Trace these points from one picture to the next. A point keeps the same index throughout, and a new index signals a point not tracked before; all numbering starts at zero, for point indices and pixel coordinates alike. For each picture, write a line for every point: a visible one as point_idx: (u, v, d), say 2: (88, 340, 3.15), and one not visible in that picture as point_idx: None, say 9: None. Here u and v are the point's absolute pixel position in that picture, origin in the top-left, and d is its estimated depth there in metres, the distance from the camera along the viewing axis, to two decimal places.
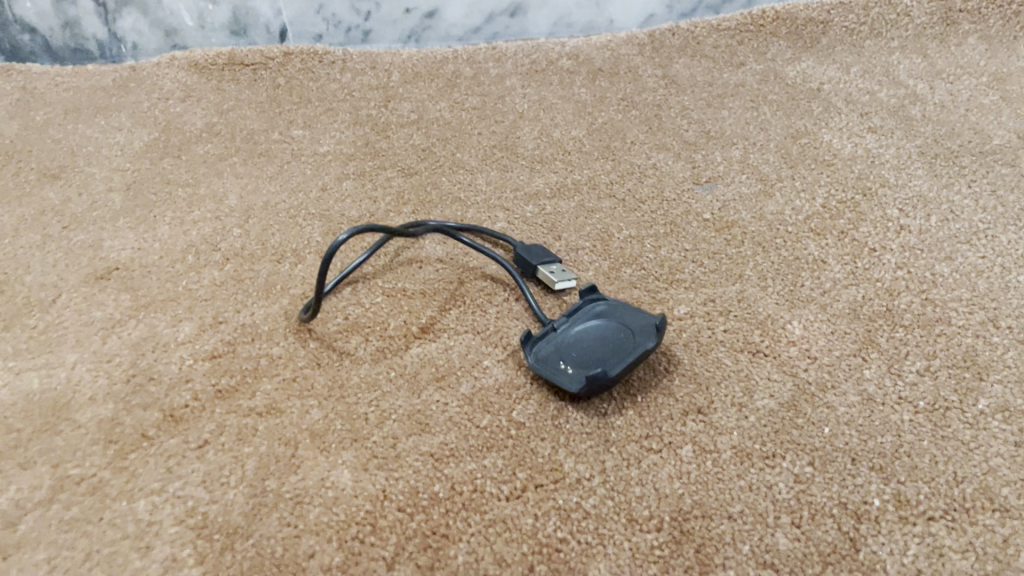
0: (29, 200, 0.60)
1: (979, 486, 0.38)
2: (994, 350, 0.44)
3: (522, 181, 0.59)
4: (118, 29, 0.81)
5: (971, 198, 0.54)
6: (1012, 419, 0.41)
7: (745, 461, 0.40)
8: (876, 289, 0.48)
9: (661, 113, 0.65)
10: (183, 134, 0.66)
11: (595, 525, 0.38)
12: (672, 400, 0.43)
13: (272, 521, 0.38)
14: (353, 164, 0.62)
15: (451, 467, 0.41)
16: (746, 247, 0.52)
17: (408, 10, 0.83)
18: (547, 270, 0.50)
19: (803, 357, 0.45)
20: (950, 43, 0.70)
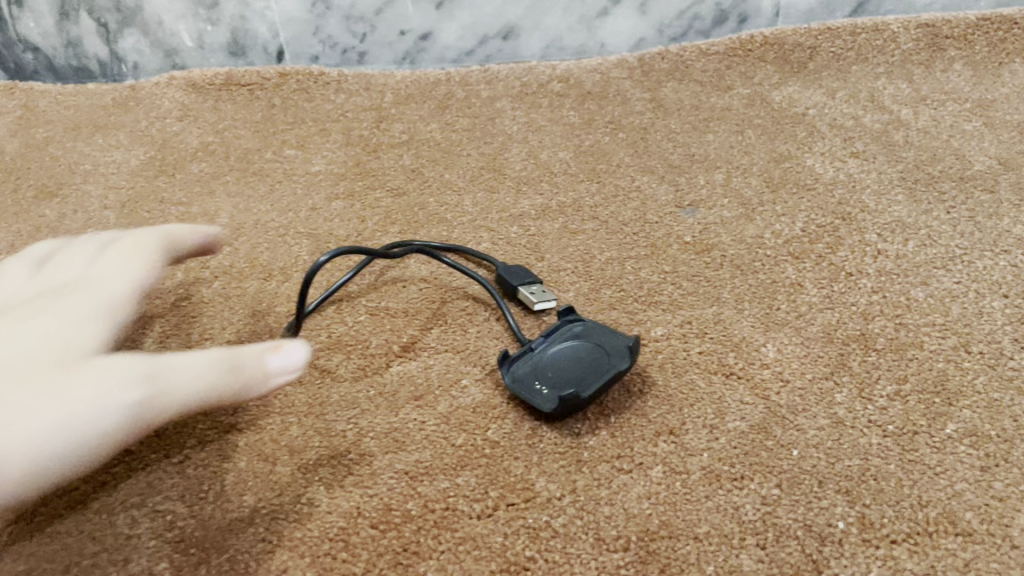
0: (26, 217, 0.61)
1: (943, 511, 0.38)
2: (965, 375, 0.45)
3: (508, 202, 0.60)
4: (119, 49, 0.83)
5: (949, 224, 0.54)
6: (979, 444, 0.41)
7: (713, 482, 0.41)
8: (851, 313, 0.49)
9: (647, 136, 0.66)
10: (179, 152, 0.68)
11: (563, 544, 0.38)
12: (645, 421, 0.44)
13: (247, 536, 0.39)
14: (343, 184, 0.63)
15: (425, 485, 0.41)
16: (725, 270, 0.53)
17: (403, 32, 0.84)
18: (527, 291, 0.51)
19: (775, 380, 0.46)
20: (936, 69, 0.71)
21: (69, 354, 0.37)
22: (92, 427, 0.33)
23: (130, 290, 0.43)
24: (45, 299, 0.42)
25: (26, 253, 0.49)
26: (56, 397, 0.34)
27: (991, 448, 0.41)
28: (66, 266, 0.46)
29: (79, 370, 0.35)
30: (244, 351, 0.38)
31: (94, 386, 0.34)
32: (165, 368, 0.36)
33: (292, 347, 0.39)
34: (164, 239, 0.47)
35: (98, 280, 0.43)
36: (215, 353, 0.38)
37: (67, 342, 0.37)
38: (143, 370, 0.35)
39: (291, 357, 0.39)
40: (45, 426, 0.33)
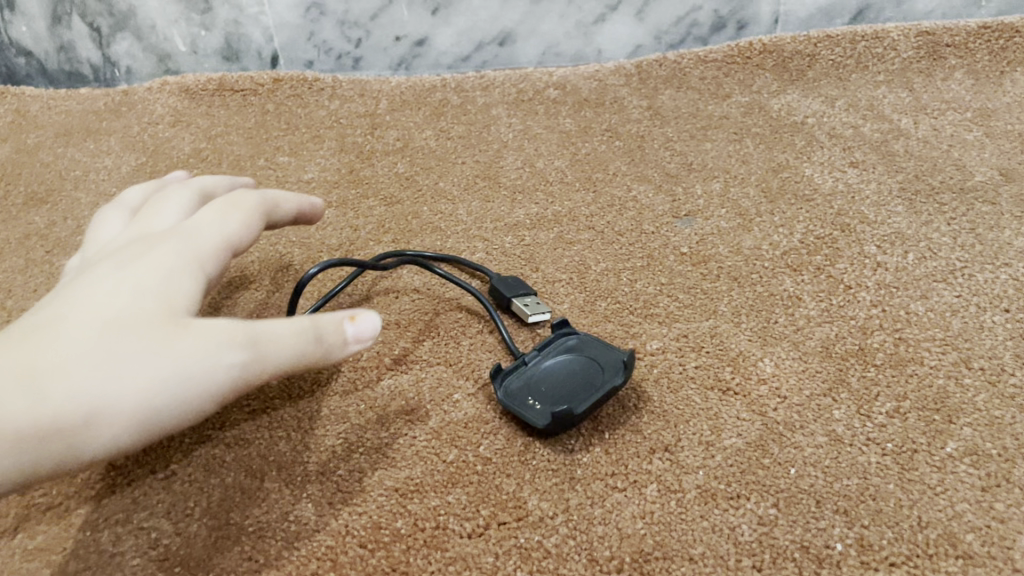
0: (15, 224, 0.60)
1: (944, 532, 0.38)
2: (965, 392, 0.44)
3: (502, 211, 0.60)
4: (112, 53, 0.82)
5: (949, 236, 0.54)
6: (980, 463, 0.41)
7: (709, 501, 0.40)
8: (850, 327, 0.48)
9: (644, 145, 0.65)
10: (171, 158, 0.67)
11: (555, 565, 0.37)
12: (640, 437, 0.43)
13: (233, 555, 0.38)
14: (336, 192, 0.62)
15: (415, 503, 0.41)
16: (722, 282, 0.52)
17: (399, 38, 0.83)
18: (521, 303, 0.50)
19: (772, 396, 0.45)
20: (936, 77, 0.70)
21: (158, 293, 0.33)
22: (189, 389, 0.31)
23: (223, 242, 0.39)
24: (131, 244, 0.38)
25: (124, 203, 0.48)
26: (151, 352, 0.31)
27: (992, 468, 0.40)
28: (152, 218, 0.42)
29: (172, 320, 0.32)
30: (331, 318, 0.35)
31: (191, 343, 0.31)
32: (261, 331, 0.33)
33: (371, 318, 0.36)
34: (254, 197, 0.43)
35: (188, 225, 0.39)
36: (306, 319, 0.35)
37: (157, 291, 0.34)
38: (239, 333, 0.32)
39: (367, 325, 0.36)
40: (142, 385, 0.30)
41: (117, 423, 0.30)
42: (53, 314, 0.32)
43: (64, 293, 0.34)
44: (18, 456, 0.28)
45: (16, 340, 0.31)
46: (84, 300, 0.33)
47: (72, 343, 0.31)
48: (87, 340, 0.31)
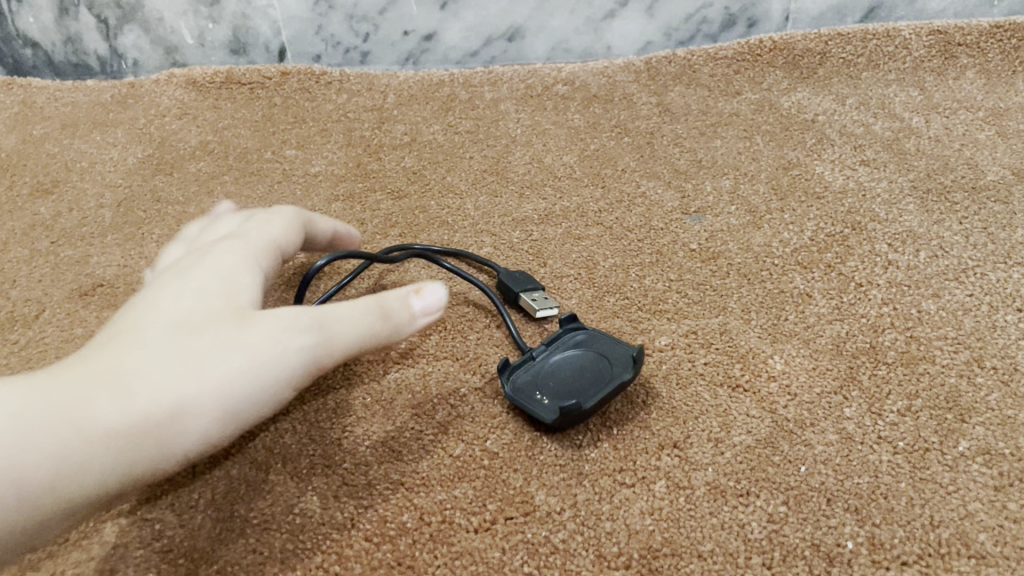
0: (21, 214, 0.60)
1: (956, 532, 0.37)
2: (978, 391, 0.44)
3: (510, 206, 0.59)
4: (119, 45, 0.82)
5: (961, 235, 0.53)
6: (993, 463, 0.40)
7: (718, 498, 0.39)
8: (861, 325, 0.48)
9: (653, 141, 0.65)
10: (177, 151, 0.67)
11: (562, 560, 0.37)
12: (648, 433, 0.43)
13: (237, 548, 0.38)
14: (344, 185, 0.62)
15: (422, 497, 0.40)
16: (731, 279, 0.52)
17: (406, 32, 0.83)
18: (529, 298, 0.50)
19: (782, 393, 0.44)
20: (948, 76, 0.69)
21: (227, 290, 0.35)
22: (273, 372, 0.33)
23: (277, 242, 0.40)
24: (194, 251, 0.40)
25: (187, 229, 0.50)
26: (233, 343, 0.32)
27: (1005, 467, 0.40)
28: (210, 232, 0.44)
29: (245, 311, 0.34)
30: (393, 295, 0.36)
31: (267, 332, 0.33)
32: (327, 315, 0.34)
33: (429, 291, 0.37)
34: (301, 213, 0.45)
35: (245, 228, 0.40)
36: (369, 300, 0.36)
37: (226, 288, 0.35)
38: (309, 319, 0.34)
39: (432, 298, 0.37)
40: (228, 373, 0.32)
41: (206, 411, 0.31)
42: (133, 319, 0.34)
43: (138, 299, 0.35)
44: (134, 448, 0.30)
45: (105, 346, 0.32)
46: (160, 302, 0.34)
47: (157, 342, 0.32)
48: (172, 338, 0.32)
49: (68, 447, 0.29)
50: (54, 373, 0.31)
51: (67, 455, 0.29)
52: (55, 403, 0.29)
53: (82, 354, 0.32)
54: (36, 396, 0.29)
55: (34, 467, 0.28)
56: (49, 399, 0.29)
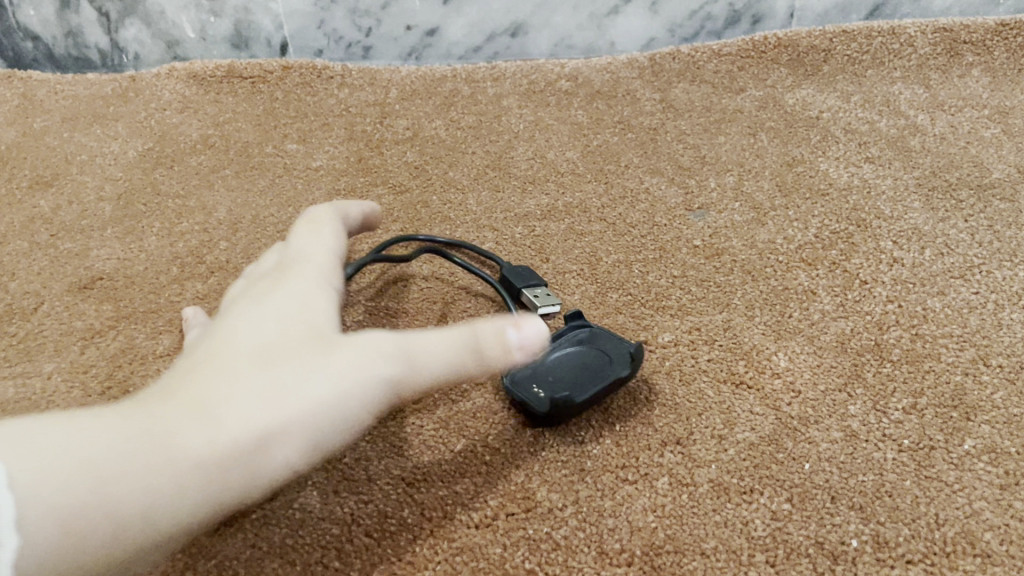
0: (20, 207, 0.60)
1: (961, 530, 0.37)
2: (984, 389, 0.43)
3: (513, 202, 0.59)
4: (120, 38, 0.82)
5: (967, 233, 0.53)
6: (999, 461, 0.40)
7: (721, 495, 0.39)
8: (866, 322, 0.47)
9: (657, 138, 0.65)
10: (178, 144, 0.66)
11: (564, 557, 0.37)
12: (651, 430, 0.42)
13: (236, 543, 0.37)
14: (345, 180, 0.62)
15: (422, 492, 0.40)
16: (735, 276, 0.51)
17: (409, 27, 0.82)
18: (531, 295, 0.49)
19: (786, 390, 0.44)
20: (953, 74, 0.69)
21: (300, 318, 0.33)
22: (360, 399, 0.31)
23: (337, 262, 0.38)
24: (253, 282, 0.38)
25: None
26: (315, 375, 0.31)
27: (1011, 466, 0.39)
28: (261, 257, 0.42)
29: (322, 339, 0.32)
30: (487, 322, 0.34)
31: (348, 360, 0.31)
32: (410, 343, 0.33)
33: (529, 322, 0.34)
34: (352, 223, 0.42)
35: (302, 248, 0.38)
36: (460, 329, 0.34)
37: (301, 316, 0.33)
38: (393, 352, 0.32)
39: (530, 334, 0.34)
40: (312, 406, 0.30)
41: (291, 444, 0.30)
42: (204, 355, 0.32)
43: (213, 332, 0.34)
44: (223, 479, 0.28)
45: (186, 378, 0.31)
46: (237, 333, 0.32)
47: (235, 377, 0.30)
48: (251, 373, 0.30)
49: (159, 488, 0.27)
50: (132, 410, 0.28)
51: (157, 497, 0.26)
52: (141, 440, 0.27)
53: (154, 392, 0.30)
54: (119, 433, 0.27)
55: (125, 511, 0.26)
56: (133, 436, 0.27)
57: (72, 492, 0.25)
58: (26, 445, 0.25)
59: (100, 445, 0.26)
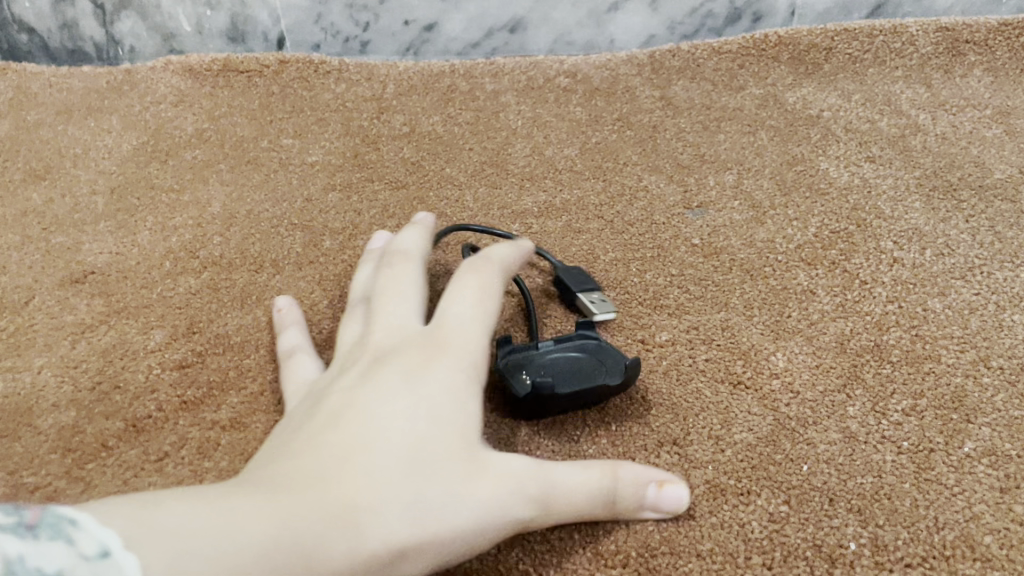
0: (13, 200, 0.59)
1: (961, 534, 0.37)
2: (984, 392, 0.43)
3: (511, 199, 0.58)
4: (116, 31, 0.81)
5: (968, 233, 0.52)
6: (999, 464, 0.39)
7: (718, 497, 0.39)
8: (865, 323, 0.47)
9: (656, 135, 0.64)
10: (172, 138, 0.66)
11: (558, 558, 0.36)
12: (647, 429, 0.42)
13: None
14: (341, 175, 0.61)
15: None
16: (734, 275, 0.51)
17: (407, 22, 0.82)
18: (587, 299, 0.48)
19: (785, 390, 0.44)
20: (955, 74, 0.69)
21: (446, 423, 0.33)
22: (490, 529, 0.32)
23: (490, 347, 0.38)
24: (401, 339, 0.38)
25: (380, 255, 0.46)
26: (448, 502, 0.31)
27: (1011, 469, 0.39)
28: (397, 295, 0.41)
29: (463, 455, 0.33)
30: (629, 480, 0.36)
31: (489, 492, 0.32)
32: (552, 480, 0.34)
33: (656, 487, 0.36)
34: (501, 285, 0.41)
35: (450, 320, 0.38)
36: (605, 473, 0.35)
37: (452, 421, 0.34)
38: (533, 486, 0.33)
39: (670, 495, 0.37)
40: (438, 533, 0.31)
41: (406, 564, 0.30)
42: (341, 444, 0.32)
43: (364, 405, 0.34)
44: None
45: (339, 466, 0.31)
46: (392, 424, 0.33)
47: (375, 488, 0.31)
48: (389, 486, 0.31)
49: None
50: (275, 504, 0.28)
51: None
52: (284, 551, 0.27)
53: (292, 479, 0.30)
54: (266, 538, 0.27)
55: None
56: (279, 546, 0.27)
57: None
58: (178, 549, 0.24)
59: (248, 552, 0.26)
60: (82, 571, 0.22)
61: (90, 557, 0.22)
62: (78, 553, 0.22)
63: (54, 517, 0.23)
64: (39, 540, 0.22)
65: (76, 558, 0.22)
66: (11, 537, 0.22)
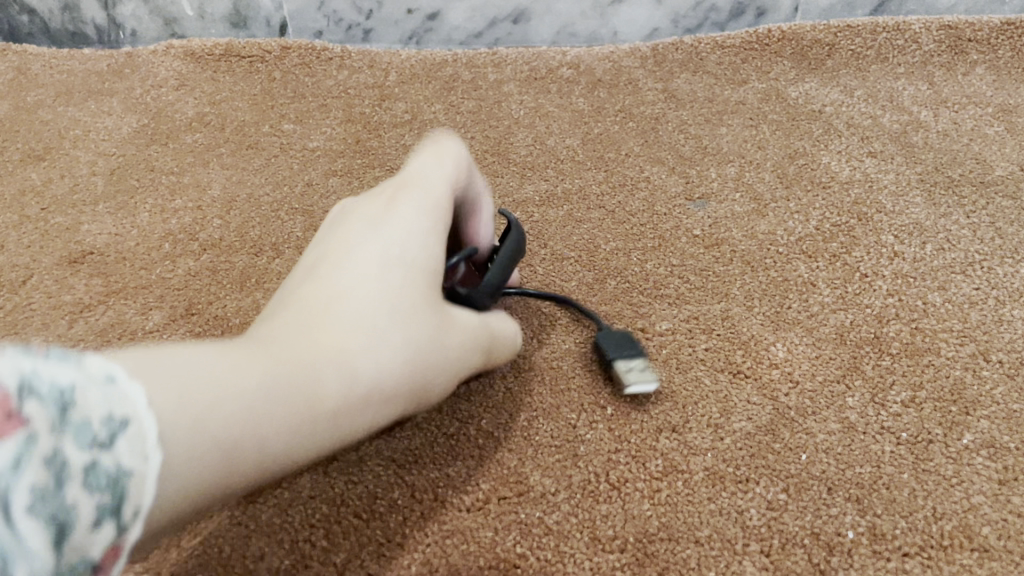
0: (12, 180, 0.59)
1: (959, 524, 0.37)
2: (984, 384, 0.43)
3: (511, 187, 0.58)
4: (117, 14, 0.81)
5: (968, 229, 0.53)
6: (997, 456, 0.39)
7: (717, 484, 0.39)
8: (865, 316, 0.47)
9: (658, 127, 0.64)
10: (173, 121, 0.65)
11: (556, 541, 0.36)
12: (646, 416, 0.42)
13: (222, 520, 0.37)
14: (342, 161, 0.61)
15: (413, 474, 0.39)
16: (734, 266, 0.51)
17: (410, 11, 0.80)
18: (624, 367, 0.42)
19: (784, 380, 0.43)
20: (958, 72, 0.69)
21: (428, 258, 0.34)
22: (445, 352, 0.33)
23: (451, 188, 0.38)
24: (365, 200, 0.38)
25: None
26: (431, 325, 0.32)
27: (1010, 461, 0.39)
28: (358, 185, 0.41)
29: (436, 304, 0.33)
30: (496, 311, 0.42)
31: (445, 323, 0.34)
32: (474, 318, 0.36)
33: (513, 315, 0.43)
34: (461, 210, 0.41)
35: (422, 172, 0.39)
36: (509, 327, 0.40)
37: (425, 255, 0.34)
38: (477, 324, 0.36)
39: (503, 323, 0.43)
40: (416, 378, 0.32)
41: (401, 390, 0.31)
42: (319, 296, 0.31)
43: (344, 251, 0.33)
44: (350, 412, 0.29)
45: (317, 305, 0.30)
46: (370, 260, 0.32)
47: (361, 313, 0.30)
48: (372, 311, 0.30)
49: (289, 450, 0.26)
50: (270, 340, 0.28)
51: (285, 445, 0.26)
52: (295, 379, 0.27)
53: (279, 325, 0.29)
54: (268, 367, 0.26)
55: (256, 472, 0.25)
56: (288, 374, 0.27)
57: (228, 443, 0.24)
58: (184, 384, 0.23)
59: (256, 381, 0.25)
60: (95, 392, 0.20)
61: (98, 379, 0.20)
62: (86, 372, 0.20)
63: (54, 345, 0.20)
64: (48, 358, 0.19)
65: (86, 372, 0.20)
66: (16, 353, 0.19)
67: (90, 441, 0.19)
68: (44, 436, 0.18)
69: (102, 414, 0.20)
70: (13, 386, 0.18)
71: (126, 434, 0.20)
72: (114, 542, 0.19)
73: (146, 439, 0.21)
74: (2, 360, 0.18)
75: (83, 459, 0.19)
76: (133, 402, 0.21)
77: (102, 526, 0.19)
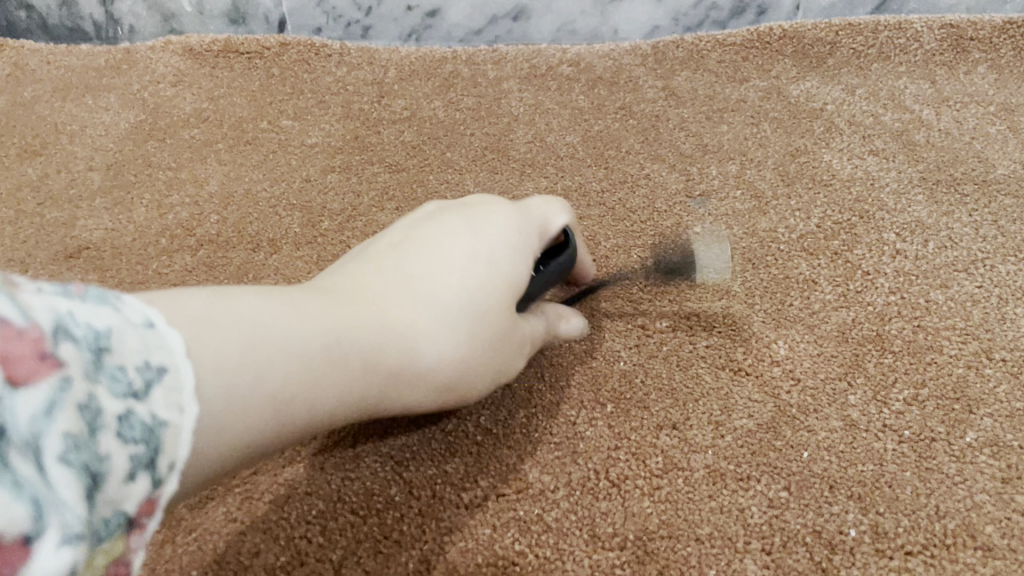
0: (8, 175, 0.59)
1: (962, 522, 0.36)
2: (986, 383, 0.42)
3: (511, 184, 0.58)
4: (115, 10, 0.80)
5: (971, 227, 0.52)
6: (1001, 455, 0.39)
7: (717, 482, 0.38)
8: (867, 313, 0.47)
9: (658, 124, 0.64)
10: (170, 117, 0.65)
11: (555, 539, 0.36)
12: (646, 413, 0.42)
13: (218, 516, 0.37)
14: (340, 157, 0.60)
15: (411, 471, 0.39)
16: (735, 263, 0.50)
17: (409, 8, 0.79)
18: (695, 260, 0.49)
19: (786, 378, 0.43)
20: (960, 71, 0.68)
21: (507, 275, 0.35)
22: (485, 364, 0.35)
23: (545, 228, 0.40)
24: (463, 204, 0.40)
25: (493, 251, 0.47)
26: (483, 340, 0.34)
27: (1014, 459, 0.39)
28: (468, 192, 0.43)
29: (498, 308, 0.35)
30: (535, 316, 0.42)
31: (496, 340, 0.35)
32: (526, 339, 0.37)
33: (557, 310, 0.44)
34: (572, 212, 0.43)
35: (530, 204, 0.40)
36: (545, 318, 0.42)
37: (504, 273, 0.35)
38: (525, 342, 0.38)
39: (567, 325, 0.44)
40: (456, 374, 0.34)
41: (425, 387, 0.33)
42: (399, 277, 0.34)
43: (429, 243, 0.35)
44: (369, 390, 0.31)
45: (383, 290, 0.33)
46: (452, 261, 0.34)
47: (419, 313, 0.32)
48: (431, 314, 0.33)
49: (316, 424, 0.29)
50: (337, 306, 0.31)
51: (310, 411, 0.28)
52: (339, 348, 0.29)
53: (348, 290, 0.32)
54: (321, 335, 0.29)
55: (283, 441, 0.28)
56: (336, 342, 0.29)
57: (263, 408, 0.26)
58: (250, 340, 0.26)
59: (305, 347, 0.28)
60: (130, 334, 0.22)
61: (135, 324, 0.23)
62: (126, 319, 0.22)
63: (95, 291, 0.23)
64: (86, 302, 0.22)
65: (125, 322, 0.22)
66: (57, 296, 0.22)
67: (122, 389, 0.21)
68: (78, 381, 0.20)
69: (137, 361, 0.22)
70: (47, 326, 0.20)
71: (162, 382, 0.22)
72: (149, 494, 0.21)
73: (183, 391, 0.23)
74: (43, 301, 0.21)
75: (117, 407, 0.21)
76: (170, 349, 0.23)
77: (138, 477, 0.21)
